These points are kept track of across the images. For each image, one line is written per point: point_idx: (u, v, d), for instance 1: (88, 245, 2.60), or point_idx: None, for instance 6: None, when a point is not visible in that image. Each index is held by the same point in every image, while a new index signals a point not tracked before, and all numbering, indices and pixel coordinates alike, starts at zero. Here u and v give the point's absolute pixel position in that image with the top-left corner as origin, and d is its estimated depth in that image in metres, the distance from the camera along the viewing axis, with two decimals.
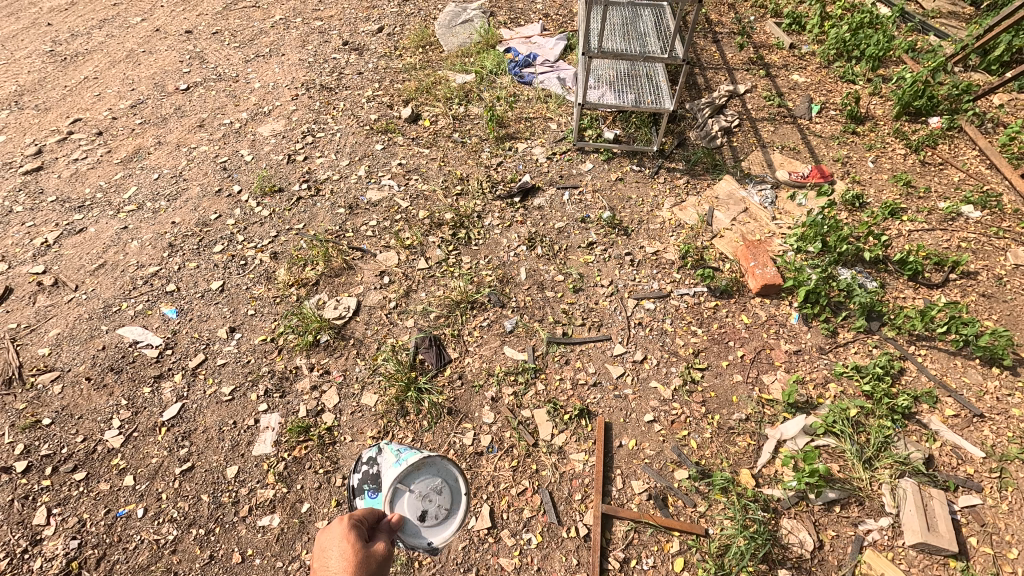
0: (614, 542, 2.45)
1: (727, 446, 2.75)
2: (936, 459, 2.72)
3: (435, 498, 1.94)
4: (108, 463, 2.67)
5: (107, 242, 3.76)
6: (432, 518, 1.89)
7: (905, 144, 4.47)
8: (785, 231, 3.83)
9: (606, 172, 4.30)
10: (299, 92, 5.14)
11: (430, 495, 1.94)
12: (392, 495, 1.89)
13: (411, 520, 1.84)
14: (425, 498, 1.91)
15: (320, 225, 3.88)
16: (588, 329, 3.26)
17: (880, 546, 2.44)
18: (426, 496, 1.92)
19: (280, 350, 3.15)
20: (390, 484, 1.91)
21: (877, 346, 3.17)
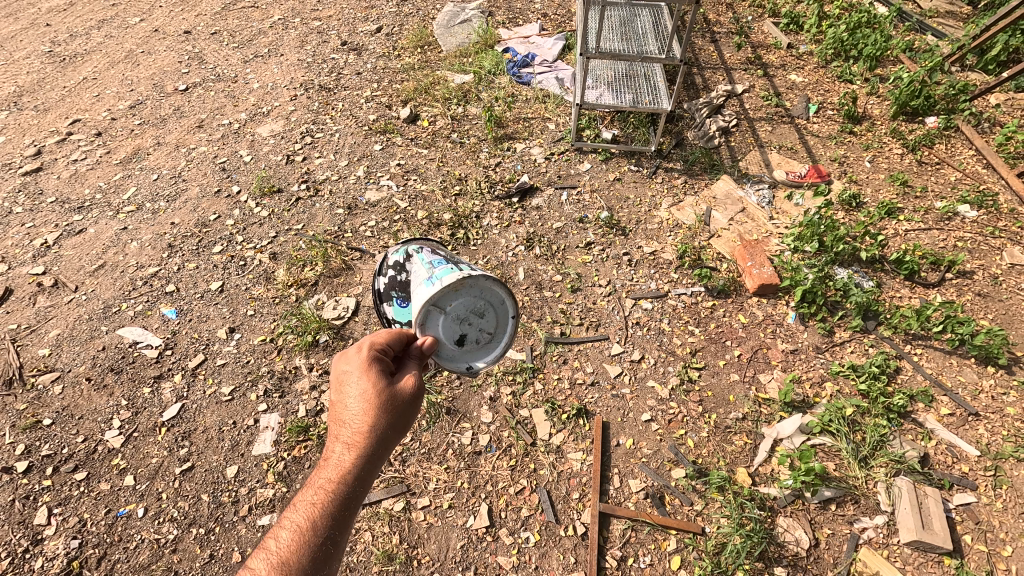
0: (611, 540, 2.46)
1: (723, 445, 2.77)
2: (931, 458, 2.74)
3: (473, 324, 1.90)
4: (108, 463, 2.68)
5: (107, 243, 3.77)
6: (471, 344, 1.93)
7: (902, 143, 4.48)
8: (782, 231, 3.85)
9: (604, 172, 4.31)
10: (297, 93, 5.15)
11: (470, 318, 1.88)
12: (428, 318, 1.82)
13: (451, 344, 1.88)
14: (462, 323, 1.87)
15: (319, 225, 3.89)
16: (586, 329, 3.28)
17: (875, 544, 2.46)
18: (464, 321, 1.86)
19: (280, 350, 3.17)
20: (424, 311, 1.81)
21: (874, 345, 3.19)
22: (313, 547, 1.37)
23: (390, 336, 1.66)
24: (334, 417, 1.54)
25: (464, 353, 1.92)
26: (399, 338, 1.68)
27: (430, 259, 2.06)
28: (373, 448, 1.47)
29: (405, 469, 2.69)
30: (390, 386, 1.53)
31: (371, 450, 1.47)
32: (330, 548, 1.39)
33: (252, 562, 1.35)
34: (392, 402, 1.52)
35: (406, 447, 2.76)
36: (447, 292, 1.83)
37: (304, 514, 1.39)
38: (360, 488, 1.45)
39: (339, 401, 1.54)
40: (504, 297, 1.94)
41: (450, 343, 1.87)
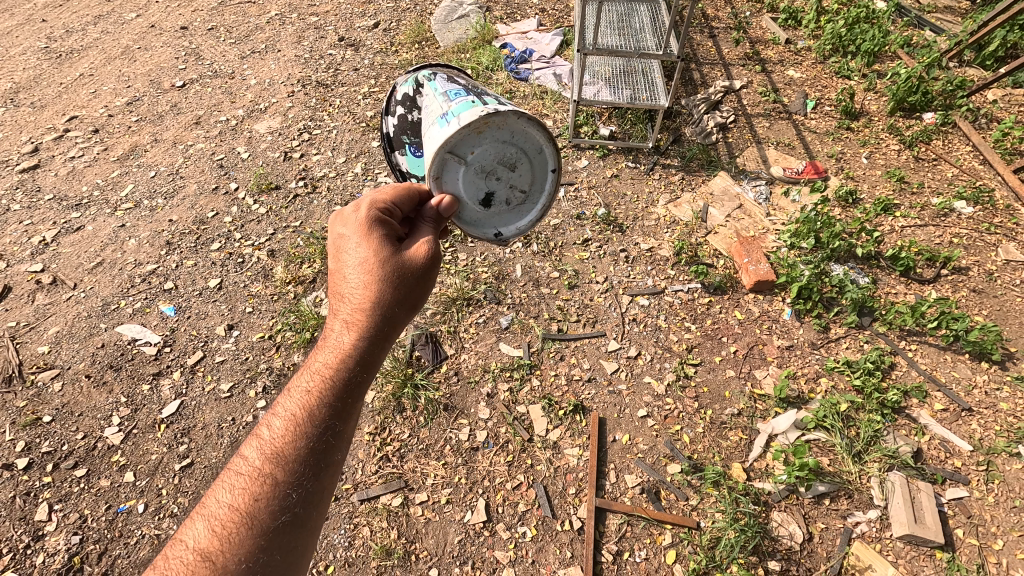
0: (607, 535, 2.49)
1: (719, 440, 2.79)
2: (925, 453, 2.76)
3: (498, 179, 1.85)
4: (108, 459, 2.70)
5: (105, 240, 3.77)
6: (498, 205, 1.92)
7: (899, 139, 4.49)
8: (779, 227, 3.86)
9: (602, 168, 4.32)
10: (295, 89, 5.14)
11: (497, 171, 1.83)
12: (446, 169, 1.76)
13: (475, 203, 1.87)
14: (486, 179, 1.84)
15: (317, 222, 3.90)
16: (583, 325, 3.29)
17: (868, 538, 2.49)
18: (489, 175, 1.82)
19: (278, 347, 3.18)
20: (440, 162, 1.74)
21: (869, 341, 3.21)
22: (311, 434, 1.37)
23: (393, 202, 1.65)
24: (336, 294, 1.56)
25: (491, 217, 1.94)
26: (405, 202, 1.69)
27: (445, 92, 1.91)
28: (376, 325, 1.49)
29: (403, 465, 2.71)
30: (386, 261, 1.54)
31: (373, 327, 1.49)
32: (330, 437, 1.39)
33: (249, 448, 1.36)
34: (394, 273, 1.53)
35: (404, 443, 2.78)
36: (468, 138, 1.73)
37: (299, 400, 1.39)
38: (359, 370, 1.46)
39: (340, 275, 1.56)
40: (539, 145, 1.84)
41: (474, 203, 1.87)
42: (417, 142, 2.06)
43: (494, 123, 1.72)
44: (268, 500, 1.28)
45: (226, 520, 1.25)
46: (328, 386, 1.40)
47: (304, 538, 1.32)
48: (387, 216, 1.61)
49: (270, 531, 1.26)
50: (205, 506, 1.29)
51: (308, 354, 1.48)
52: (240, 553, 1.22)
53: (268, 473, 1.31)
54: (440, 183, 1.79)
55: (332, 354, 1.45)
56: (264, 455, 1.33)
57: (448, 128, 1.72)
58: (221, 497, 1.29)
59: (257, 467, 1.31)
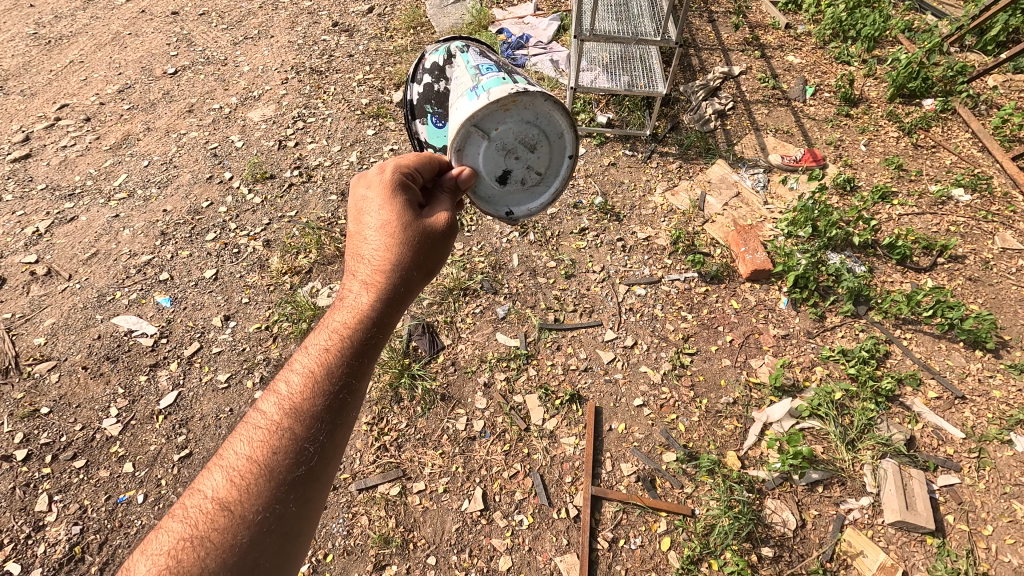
0: (603, 522, 2.52)
1: (714, 429, 2.81)
2: (917, 440, 2.79)
3: (518, 159, 1.85)
4: (107, 450, 2.71)
5: (99, 230, 3.75)
6: (514, 185, 1.91)
7: (898, 126, 4.46)
8: (776, 215, 3.84)
9: (599, 156, 4.29)
10: (288, 76, 5.07)
11: (518, 150, 1.83)
12: (470, 142, 1.76)
13: (492, 179, 1.86)
14: (506, 157, 1.83)
15: (313, 212, 3.88)
16: (580, 315, 3.30)
17: (860, 524, 2.53)
18: (509, 153, 1.82)
19: (275, 337, 3.18)
20: (466, 132, 1.74)
21: (864, 330, 3.22)
22: (328, 391, 1.34)
23: (415, 169, 1.65)
24: (354, 255, 1.55)
25: (504, 196, 1.93)
26: (425, 169, 1.68)
27: (476, 64, 1.86)
28: (394, 286, 1.47)
29: (401, 455, 2.73)
30: (405, 225, 1.53)
31: (391, 287, 1.47)
32: (347, 395, 1.36)
33: (265, 404, 1.33)
34: (413, 239, 1.52)
35: (402, 433, 2.80)
36: (494, 115, 1.73)
37: (316, 357, 1.36)
38: (376, 329, 1.44)
39: (361, 236, 1.54)
40: (559, 129, 1.86)
41: (491, 179, 1.86)
42: (441, 113, 1.96)
43: (521, 102, 1.73)
44: (285, 453, 1.25)
45: (241, 470, 1.22)
46: (345, 345, 1.38)
47: (315, 495, 1.29)
48: (408, 183, 1.61)
49: (282, 484, 1.23)
50: (222, 458, 1.27)
51: (325, 313, 1.45)
52: (257, 502, 1.19)
53: (284, 427, 1.27)
54: (463, 155, 1.79)
55: (349, 313, 1.43)
56: (281, 409, 1.30)
57: (476, 101, 1.72)
58: (238, 449, 1.26)
59: (274, 420, 1.28)
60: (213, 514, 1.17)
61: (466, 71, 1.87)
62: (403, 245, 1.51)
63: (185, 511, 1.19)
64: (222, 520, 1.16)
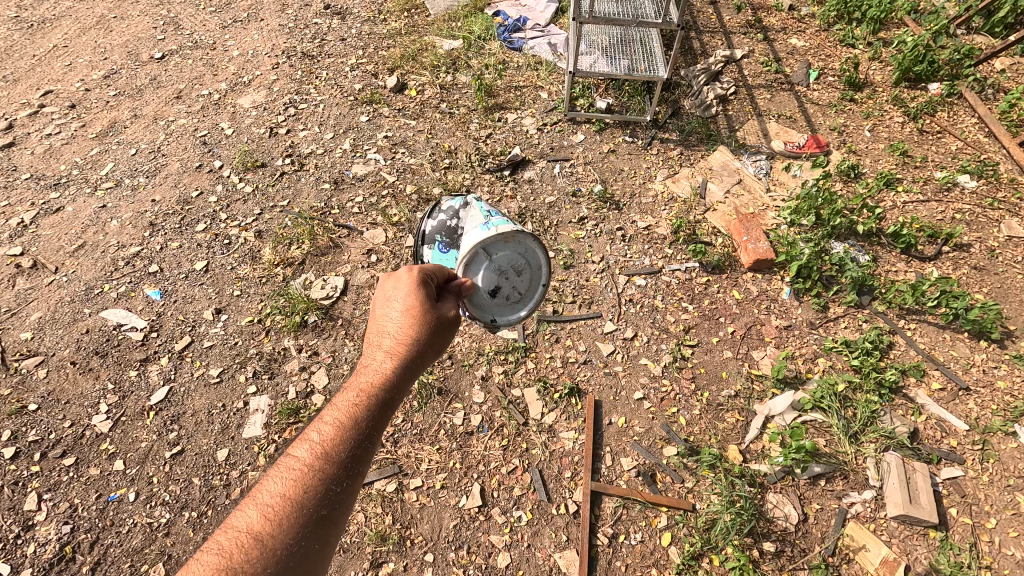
0: (603, 518, 2.48)
1: (716, 422, 2.77)
2: (921, 432, 2.75)
3: (511, 280, 1.84)
4: (98, 447, 2.66)
5: (86, 221, 3.65)
6: (501, 301, 1.86)
7: (904, 111, 4.37)
8: (779, 203, 3.77)
9: (598, 143, 4.19)
10: (279, 60, 4.93)
11: (508, 273, 1.82)
12: (471, 261, 1.77)
13: (484, 293, 1.80)
14: (501, 277, 1.81)
15: (305, 201, 3.78)
16: (579, 307, 3.23)
17: (863, 518, 2.50)
18: (505, 273, 1.80)
19: (268, 331, 3.11)
20: (471, 249, 1.77)
21: (868, 320, 3.16)
22: (357, 440, 1.30)
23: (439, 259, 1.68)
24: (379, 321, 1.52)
25: (489, 310, 1.84)
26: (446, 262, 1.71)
27: (486, 209, 1.97)
28: (415, 351, 1.44)
29: (397, 450, 2.68)
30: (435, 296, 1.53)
31: (413, 351, 1.44)
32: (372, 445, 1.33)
33: (294, 452, 1.28)
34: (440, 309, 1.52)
35: (398, 428, 2.75)
36: (495, 242, 1.79)
37: (346, 408, 1.33)
38: (402, 388, 1.42)
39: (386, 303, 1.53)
40: (543, 264, 1.91)
41: (483, 292, 1.80)
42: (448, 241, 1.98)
43: (519, 236, 1.82)
44: (312, 500, 1.21)
45: (272, 508, 1.18)
46: (373, 400, 1.34)
47: (335, 547, 1.23)
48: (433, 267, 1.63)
49: (307, 532, 1.17)
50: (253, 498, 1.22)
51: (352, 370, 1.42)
52: (288, 537, 1.15)
53: (313, 471, 1.23)
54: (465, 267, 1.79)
55: (370, 374, 1.39)
56: (313, 452, 1.26)
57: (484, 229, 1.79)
58: (269, 489, 1.22)
59: (307, 463, 1.25)
60: (245, 548, 1.12)
61: (478, 212, 2.00)
62: (425, 315, 1.49)
63: (213, 549, 1.12)
64: (253, 552, 1.11)
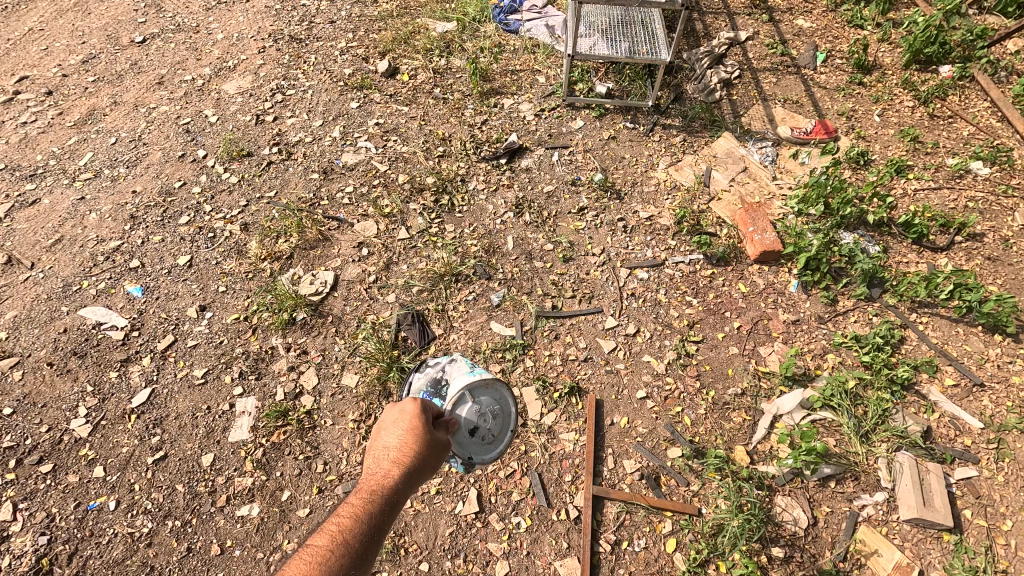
0: (605, 524, 2.39)
1: (722, 422, 2.67)
2: (934, 431, 2.65)
3: (489, 422, 1.87)
4: (76, 453, 2.54)
5: (63, 214, 3.48)
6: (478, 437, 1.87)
7: (914, 95, 4.21)
8: (786, 192, 3.63)
9: (598, 129, 4.03)
10: (266, 44, 4.73)
11: (486, 416, 1.87)
12: (455, 400, 1.84)
13: (461, 433, 1.82)
14: (480, 419, 1.85)
15: (293, 192, 3.63)
16: (579, 301, 3.11)
17: (874, 521, 2.41)
18: (483, 417, 1.85)
19: (255, 329, 2.98)
20: (456, 390, 1.85)
21: (878, 314, 3.05)
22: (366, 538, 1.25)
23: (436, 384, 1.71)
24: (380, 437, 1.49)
25: (465, 448, 1.84)
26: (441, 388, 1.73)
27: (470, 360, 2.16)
28: (421, 455, 1.41)
29: None
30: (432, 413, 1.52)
31: (417, 456, 1.41)
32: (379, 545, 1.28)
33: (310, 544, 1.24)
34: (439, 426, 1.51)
35: None
36: (478, 386, 1.89)
37: (353, 509, 1.29)
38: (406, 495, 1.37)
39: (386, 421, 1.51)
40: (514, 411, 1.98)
41: (462, 430, 1.82)
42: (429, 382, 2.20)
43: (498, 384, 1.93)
44: None
45: None
46: (379, 503, 1.31)
47: None
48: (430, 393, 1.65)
49: None
50: None
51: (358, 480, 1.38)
52: None
53: (332, 560, 1.19)
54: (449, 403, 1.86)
55: (375, 477, 1.34)
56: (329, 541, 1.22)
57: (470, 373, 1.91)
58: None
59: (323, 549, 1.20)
60: None
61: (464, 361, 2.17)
62: (428, 422, 1.48)
63: None
64: None
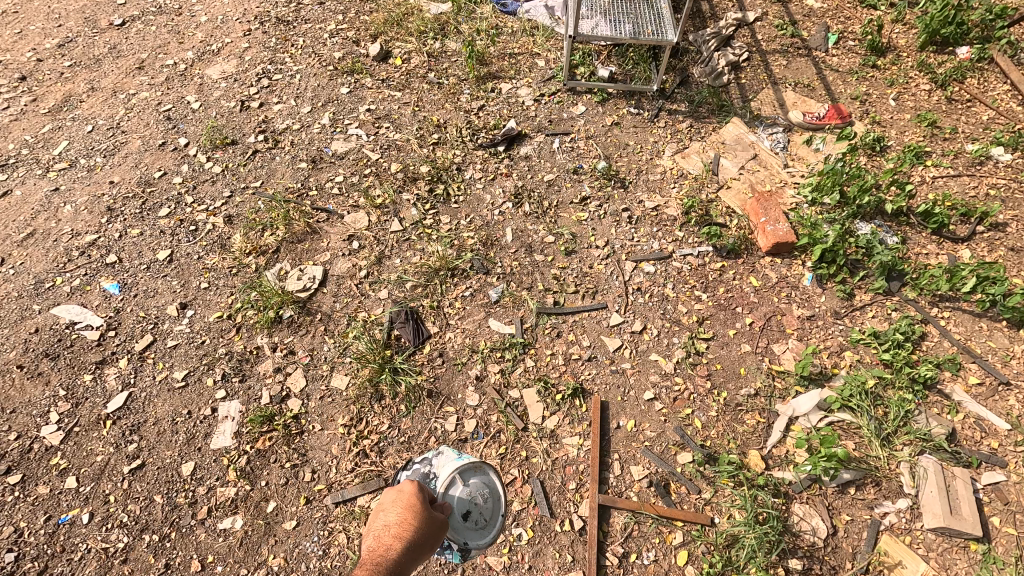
0: (612, 535, 2.25)
1: (734, 425, 2.52)
2: (959, 433, 2.49)
3: (480, 506, 2.14)
4: (47, 462, 2.38)
5: (35, 206, 3.29)
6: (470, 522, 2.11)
7: (930, 78, 4.01)
8: (798, 180, 3.45)
9: (601, 115, 3.84)
10: (251, 27, 4.51)
11: (477, 501, 2.14)
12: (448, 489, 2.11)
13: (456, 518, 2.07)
14: (471, 503, 2.12)
15: (280, 182, 3.44)
16: (582, 297, 2.94)
17: (897, 530, 2.26)
18: (474, 501, 2.12)
19: (239, 328, 2.81)
20: (448, 476, 2.14)
21: (898, 309, 2.89)
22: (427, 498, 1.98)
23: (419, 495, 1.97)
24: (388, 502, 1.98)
25: (460, 532, 2.09)
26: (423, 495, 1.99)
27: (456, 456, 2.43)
28: (422, 527, 1.85)
29: (383, 461, 2.42)
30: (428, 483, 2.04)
31: (419, 529, 1.84)
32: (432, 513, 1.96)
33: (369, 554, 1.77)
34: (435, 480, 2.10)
35: (384, 436, 2.48)
36: (466, 475, 2.19)
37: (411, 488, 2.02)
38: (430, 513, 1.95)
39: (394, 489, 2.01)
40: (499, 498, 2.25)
41: (457, 512, 2.08)
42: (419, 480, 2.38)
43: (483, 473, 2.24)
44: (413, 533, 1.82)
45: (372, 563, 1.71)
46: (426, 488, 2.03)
47: None
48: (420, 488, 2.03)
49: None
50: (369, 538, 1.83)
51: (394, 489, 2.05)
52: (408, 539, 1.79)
53: None
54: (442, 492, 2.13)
55: (380, 551, 1.74)
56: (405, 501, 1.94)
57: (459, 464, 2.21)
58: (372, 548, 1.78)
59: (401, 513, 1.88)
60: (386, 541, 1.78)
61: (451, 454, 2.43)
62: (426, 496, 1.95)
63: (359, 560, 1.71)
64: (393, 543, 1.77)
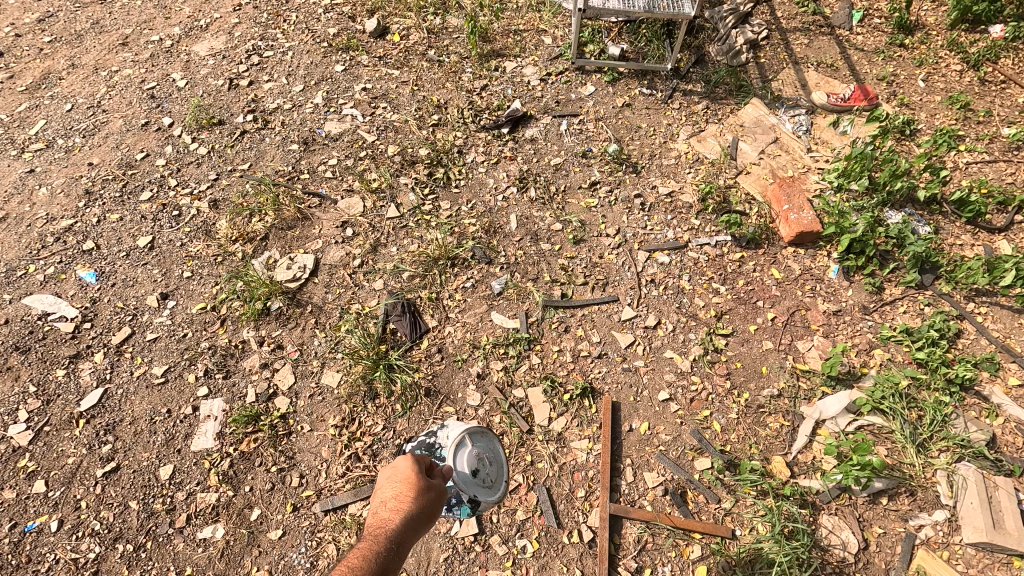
0: (623, 548, 2.07)
1: (756, 428, 2.33)
2: (999, 439, 2.30)
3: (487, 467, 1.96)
4: (14, 465, 2.21)
5: (9, 189, 3.09)
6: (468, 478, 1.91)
7: (962, 58, 3.76)
8: (823, 165, 3.23)
9: (611, 96, 3.61)
10: (242, 2, 4.26)
11: (484, 460, 1.97)
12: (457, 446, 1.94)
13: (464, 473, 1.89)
14: (479, 462, 1.95)
15: (270, 165, 3.23)
16: (592, 289, 2.75)
17: (933, 544, 2.08)
18: (483, 459, 1.95)
19: (223, 321, 2.62)
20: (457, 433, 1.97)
21: (931, 304, 2.68)
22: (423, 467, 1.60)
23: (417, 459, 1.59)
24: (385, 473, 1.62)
25: (468, 486, 1.88)
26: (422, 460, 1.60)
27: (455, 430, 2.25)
28: (420, 500, 1.47)
29: (376, 466, 2.24)
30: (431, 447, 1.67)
31: (417, 503, 1.47)
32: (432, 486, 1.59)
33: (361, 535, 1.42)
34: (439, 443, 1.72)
35: (377, 438, 2.30)
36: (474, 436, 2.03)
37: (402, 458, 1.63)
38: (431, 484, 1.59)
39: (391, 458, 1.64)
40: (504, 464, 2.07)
41: (465, 468, 1.89)
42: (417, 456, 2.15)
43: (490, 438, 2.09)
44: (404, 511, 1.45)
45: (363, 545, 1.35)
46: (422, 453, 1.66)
47: None
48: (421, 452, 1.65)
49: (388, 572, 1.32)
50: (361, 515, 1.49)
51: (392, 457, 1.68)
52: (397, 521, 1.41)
53: None
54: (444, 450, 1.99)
55: (377, 531, 1.39)
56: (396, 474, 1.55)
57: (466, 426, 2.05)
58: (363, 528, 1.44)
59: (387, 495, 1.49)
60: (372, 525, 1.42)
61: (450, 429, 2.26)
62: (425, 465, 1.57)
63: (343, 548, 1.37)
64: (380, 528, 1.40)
